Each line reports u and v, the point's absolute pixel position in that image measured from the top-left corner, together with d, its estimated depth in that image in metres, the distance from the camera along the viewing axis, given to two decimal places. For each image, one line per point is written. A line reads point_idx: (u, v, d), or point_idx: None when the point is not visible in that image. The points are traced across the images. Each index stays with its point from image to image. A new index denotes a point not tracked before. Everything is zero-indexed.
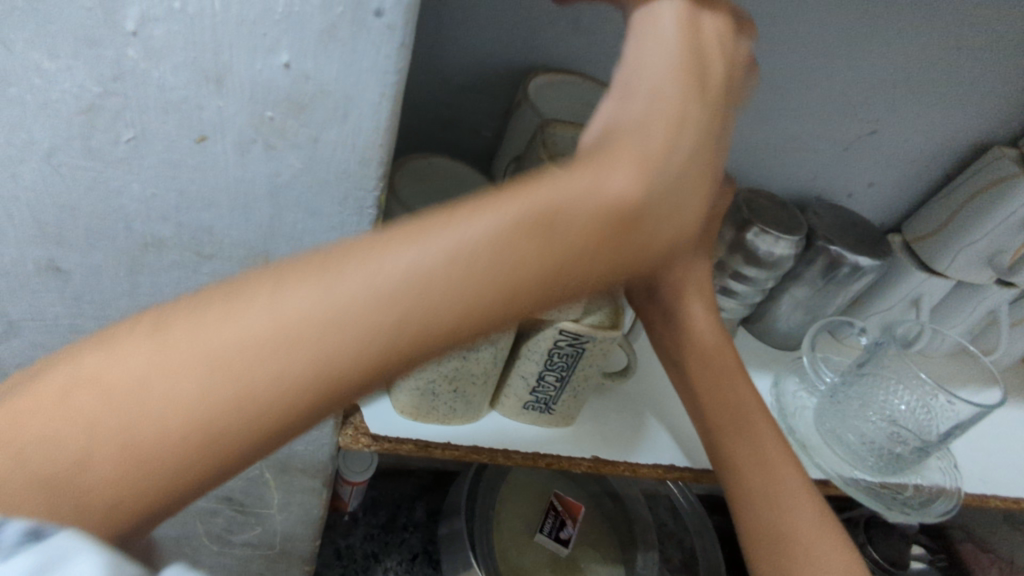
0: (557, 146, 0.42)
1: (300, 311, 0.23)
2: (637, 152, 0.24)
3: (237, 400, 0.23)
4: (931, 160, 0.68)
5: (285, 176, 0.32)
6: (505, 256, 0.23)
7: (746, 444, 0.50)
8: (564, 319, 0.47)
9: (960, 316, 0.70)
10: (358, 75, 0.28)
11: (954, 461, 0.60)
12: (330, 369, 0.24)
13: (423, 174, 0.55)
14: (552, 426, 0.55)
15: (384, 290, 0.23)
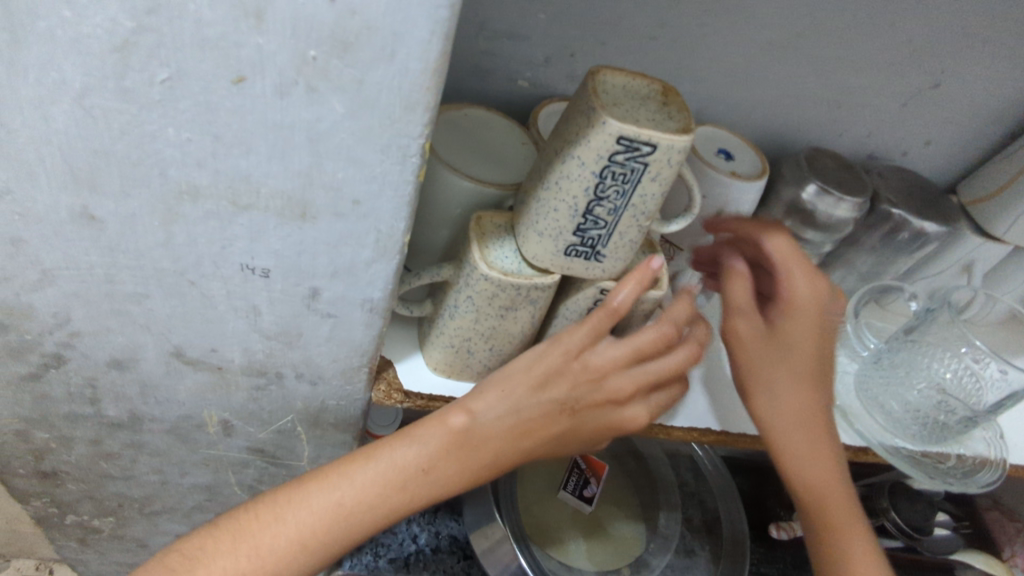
0: (609, 94, 0.40)
1: (426, 467, 0.42)
2: (587, 385, 0.43)
3: (399, 500, 0.41)
4: (996, 118, 0.63)
5: (327, 122, 0.30)
6: (513, 429, 0.42)
7: (816, 487, 0.51)
8: (606, 277, 0.46)
9: (1013, 283, 0.67)
10: (408, 9, 0.26)
11: (1000, 432, 0.58)
12: (415, 494, 0.42)
13: (457, 127, 0.53)
14: None
15: (454, 462, 0.42)
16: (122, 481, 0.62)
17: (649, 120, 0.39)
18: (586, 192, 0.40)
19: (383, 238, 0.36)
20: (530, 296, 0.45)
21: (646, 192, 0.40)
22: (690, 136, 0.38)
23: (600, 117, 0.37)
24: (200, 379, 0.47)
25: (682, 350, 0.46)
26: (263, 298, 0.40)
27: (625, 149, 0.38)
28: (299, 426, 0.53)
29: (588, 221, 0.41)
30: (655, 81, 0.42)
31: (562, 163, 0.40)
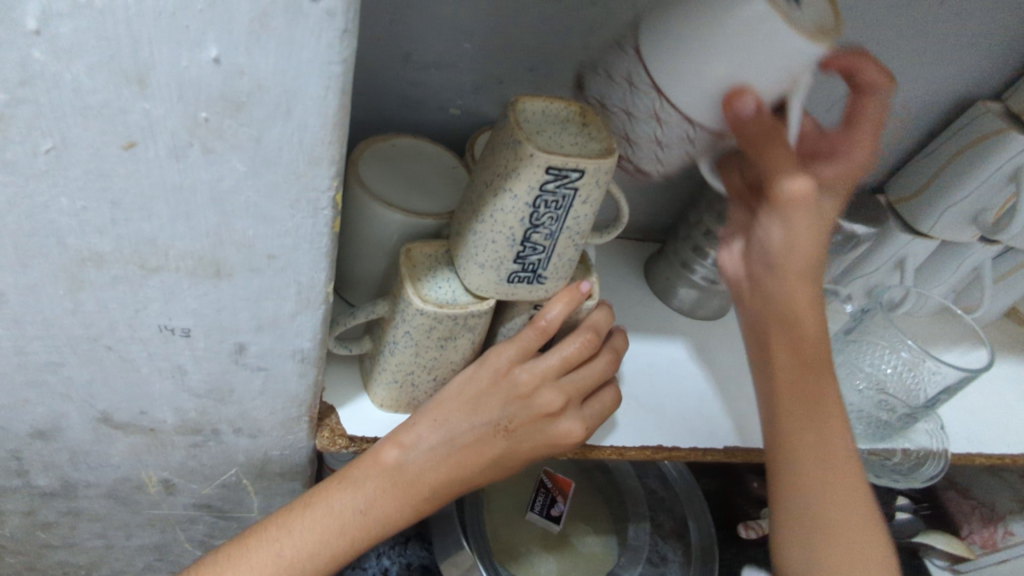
0: (530, 122, 0.40)
1: (363, 508, 0.44)
2: (515, 403, 0.45)
3: (342, 543, 0.44)
4: (915, 118, 0.66)
5: (229, 180, 0.29)
6: (448, 453, 0.45)
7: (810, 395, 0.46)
8: (549, 298, 0.46)
9: (944, 275, 0.70)
10: (297, 66, 0.25)
11: (942, 423, 0.60)
12: (360, 529, 0.44)
13: (385, 157, 0.52)
14: None
15: (392, 493, 0.44)
16: (64, 549, 0.59)
17: (573, 144, 0.39)
18: (521, 222, 0.40)
19: (305, 290, 0.35)
20: (469, 324, 0.45)
21: (579, 215, 0.40)
22: (614, 155, 0.38)
23: (527, 149, 0.37)
24: (132, 441, 0.46)
25: (601, 358, 0.49)
26: (187, 357, 0.39)
27: (555, 177, 0.38)
28: (246, 478, 0.52)
29: (526, 248, 0.41)
30: (573, 103, 0.41)
31: (494, 197, 0.39)
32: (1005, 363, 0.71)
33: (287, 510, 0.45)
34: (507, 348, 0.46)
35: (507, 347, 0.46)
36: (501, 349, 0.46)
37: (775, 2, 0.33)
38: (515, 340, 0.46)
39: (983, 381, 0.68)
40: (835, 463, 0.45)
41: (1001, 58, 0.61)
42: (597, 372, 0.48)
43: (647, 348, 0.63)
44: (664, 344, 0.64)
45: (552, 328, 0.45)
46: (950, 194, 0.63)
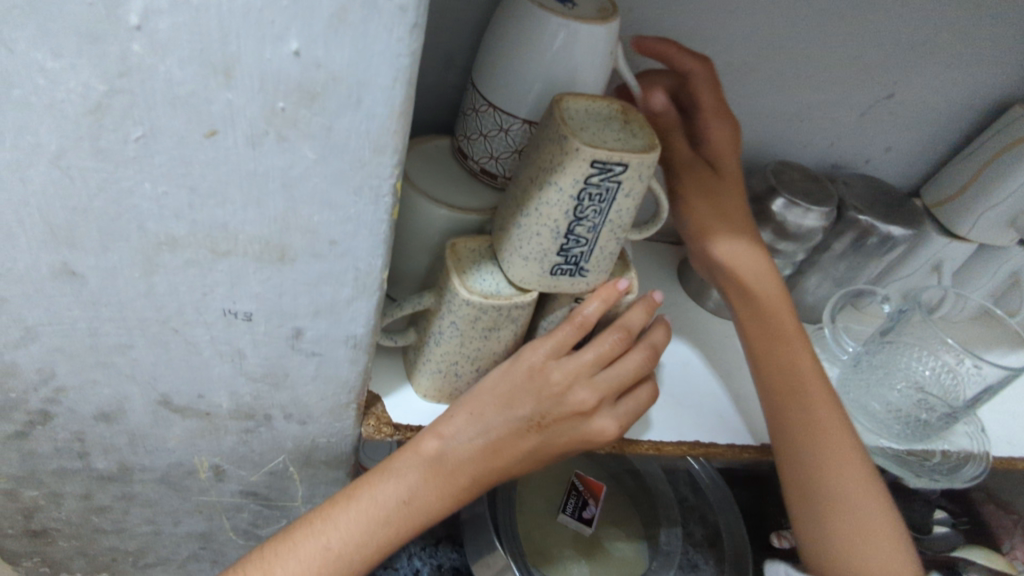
0: (574, 119, 0.41)
1: (405, 498, 0.45)
2: (550, 397, 0.46)
3: (387, 533, 0.45)
4: (951, 122, 0.66)
5: (298, 168, 0.31)
6: (487, 446, 0.46)
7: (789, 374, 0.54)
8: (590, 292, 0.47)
9: (981, 280, 0.69)
10: (369, 59, 0.27)
11: (981, 425, 0.61)
12: (404, 520, 0.45)
13: (428, 158, 0.55)
14: None
15: (433, 482, 0.46)
16: (114, 534, 0.61)
17: (616, 139, 0.40)
18: (566, 215, 0.41)
19: (361, 276, 0.37)
20: (513, 316, 0.46)
21: (622, 208, 0.41)
22: (656, 150, 0.40)
23: (573, 144, 0.38)
24: (188, 425, 0.48)
25: (635, 353, 0.49)
26: (247, 341, 0.41)
27: (600, 171, 0.39)
28: (291, 467, 0.53)
29: (570, 240, 0.42)
30: (614, 102, 0.43)
31: (540, 190, 0.41)
32: None
33: (333, 502, 0.46)
34: (543, 343, 0.47)
35: (543, 342, 0.47)
36: (537, 343, 0.47)
37: (565, 12, 0.46)
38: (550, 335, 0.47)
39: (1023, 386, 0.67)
40: (832, 440, 0.51)
41: None
42: (633, 369, 0.48)
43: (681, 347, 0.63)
44: (698, 345, 0.64)
45: (589, 323, 0.47)
46: (988, 197, 0.63)
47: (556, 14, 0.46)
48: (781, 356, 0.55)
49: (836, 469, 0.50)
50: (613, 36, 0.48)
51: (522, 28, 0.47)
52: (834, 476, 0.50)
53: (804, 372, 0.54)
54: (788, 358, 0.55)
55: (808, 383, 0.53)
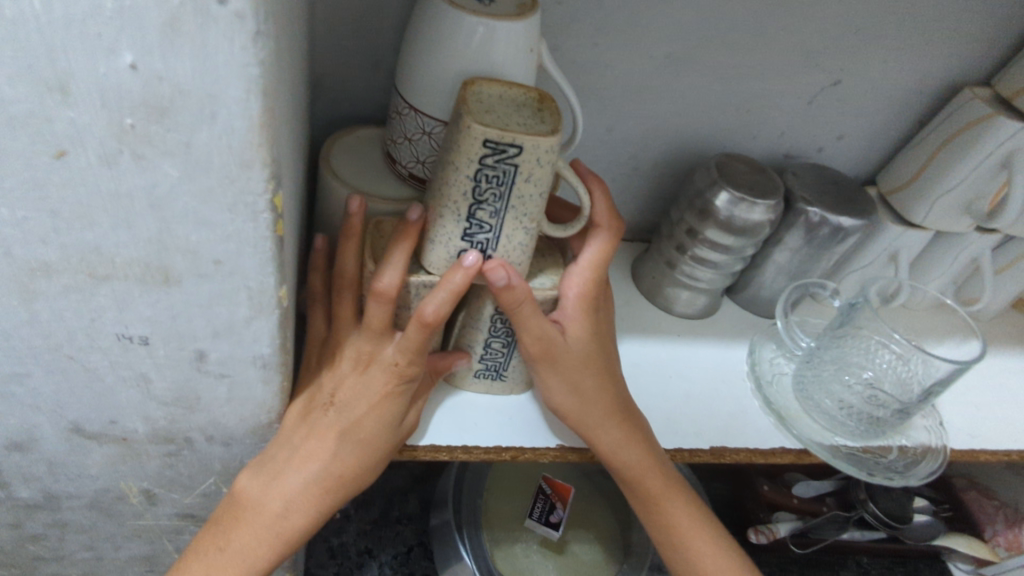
0: (483, 102, 0.41)
1: (263, 492, 0.43)
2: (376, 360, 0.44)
3: (257, 540, 0.43)
4: (903, 106, 0.64)
5: (163, 186, 0.29)
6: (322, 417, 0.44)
7: (613, 440, 0.50)
8: None
9: (941, 267, 0.68)
10: (214, 70, 0.25)
11: (940, 419, 0.59)
12: (270, 522, 0.43)
13: (352, 150, 0.55)
14: (504, 392, 0.55)
15: (282, 469, 0.43)
16: (55, 562, 0.59)
17: (520, 124, 0.40)
18: (465, 196, 0.41)
19: (255, 295, 0.35)
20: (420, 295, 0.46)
21: (524, 194, 0.41)
22: (555, 137, 0.39)
23: (466, 122, 0.38)
24: (106, 451, 0.46)
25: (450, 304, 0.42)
26: (149, 365, 0.39)
27: (493, 152, 0.39)
28: (224, 488, 0.52)
29: (473, 225, 0.42)
30: (533, 90, 0.42)
31: (442, 170, 0.41)
32: (1009, 357, 0.69)
33: (213, 522, 0.45)
34: (387, 336, 0.44)
35: (384, 329, 0.44)
36: (379, 336, 0.44)
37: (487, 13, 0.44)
38: (388, 262, 0.43)
39: (984, 374, 0.66)
40: (662, 498, 0.52)
41: (987, 41, 0.59)
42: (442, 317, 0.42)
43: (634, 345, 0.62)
44: (650, 344, 0.62)
45: (433, 315, 0.42)
46: (940, 184, 0.61)
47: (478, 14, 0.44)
48: (598, 419, 0.50)
49: (674, 531, 0.52)
50: (532, 33, 0.46)
51: (434, 24, 0.46)
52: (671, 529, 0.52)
53: (612, 446, 0.50)
54: (619, 417, 0.50)
55: (624, 453, 0.50)
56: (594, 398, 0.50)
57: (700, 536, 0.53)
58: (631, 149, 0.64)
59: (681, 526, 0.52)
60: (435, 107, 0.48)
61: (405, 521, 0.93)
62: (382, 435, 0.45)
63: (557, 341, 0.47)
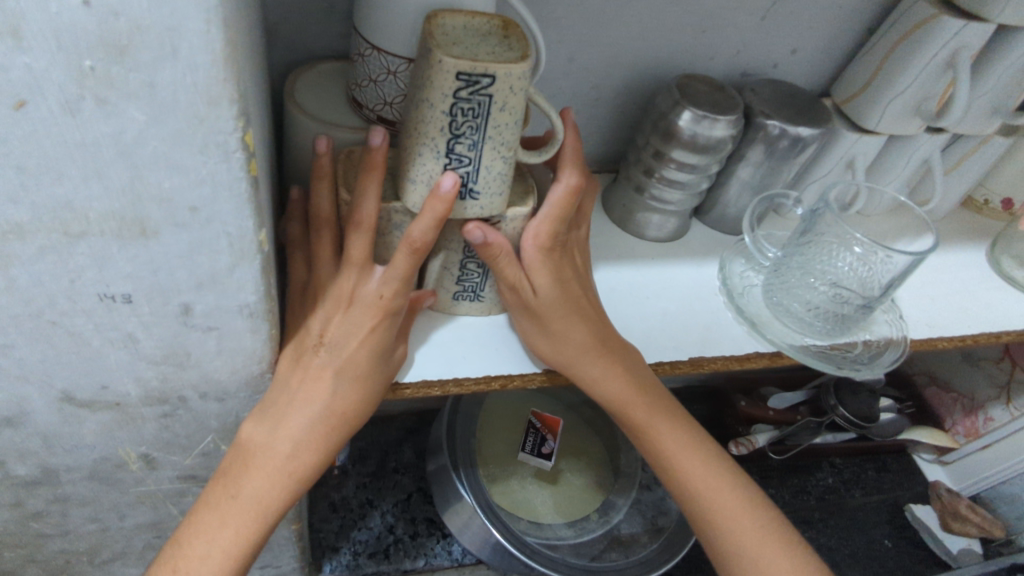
0: (449, 35, 0.41)
1: (270, 438, 0.44)
2: (361, 301, 0.44)
3: (268, 485, 0.44)
4: (852, 15, 0.65)
5: (131, 132, 0.29)
6: (319, 363, 0.44)
7: (599, 377, 0.52)
8: (488, 215, 0.47)
9: (895, 171, 0.71)
10: (171, 1, 0.25)
11: (900, 312, 0.63)
12: (279, 468, 0.44)
13: (313, 96, 0.54)
14: (482, 313, 0.57)
15: (287, 412, 0.44)
16: (60, 537, 0.60)
17: (489, 53, 0.40)
18: (442, 131, 0.41)
19: (235, 241, 0.35)
20: (395, 222, 0.47)
21: (499, 124, 0.41)
22: (525, 61, 0.39)
23: (436, 56, 0.39)
24: (101, 418, 0.46)
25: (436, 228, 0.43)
26: (135, 325, 0.39)
27: (466, 83, 0.39)
28: (224, 445, 0.53)
29: (452, 160, 0.43)
30: (495, 17, 0.43)
31: (418, 109, 0.41)
32: (961, 252, 0.73)
33: (222, 470, 0.46)
34: (369, 269, 0.44)
35: (365, 260, 0.44)
36: (360, 268, 0.44)
37: None
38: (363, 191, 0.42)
39: (939, 270, 0.70)
40: (655, 426, 0.55)
41: None
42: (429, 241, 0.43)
43: (610, 270, 0.64)
44: (626, 270, 0.64)
45: (421, 239, 0.43)
46: (891, 88, 0.63)
47: None
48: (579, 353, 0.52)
49: (668, 456, 0.55)
50: None
51: None
52: (663, 452, 0.55)
53: (596, 381, 0.52)
54: (598, 350, 0.53)
55: (606, 386, 0.53)
56: (576, 340, 0.52)
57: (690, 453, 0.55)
58: (593, 78, 0.64)
59: (673, 451, 0.55)
60: (395, 43, 0.47)
61: (401, 470, 0.95)
62: (376, 368, 0.45)
63: (528, 288, 0.51)
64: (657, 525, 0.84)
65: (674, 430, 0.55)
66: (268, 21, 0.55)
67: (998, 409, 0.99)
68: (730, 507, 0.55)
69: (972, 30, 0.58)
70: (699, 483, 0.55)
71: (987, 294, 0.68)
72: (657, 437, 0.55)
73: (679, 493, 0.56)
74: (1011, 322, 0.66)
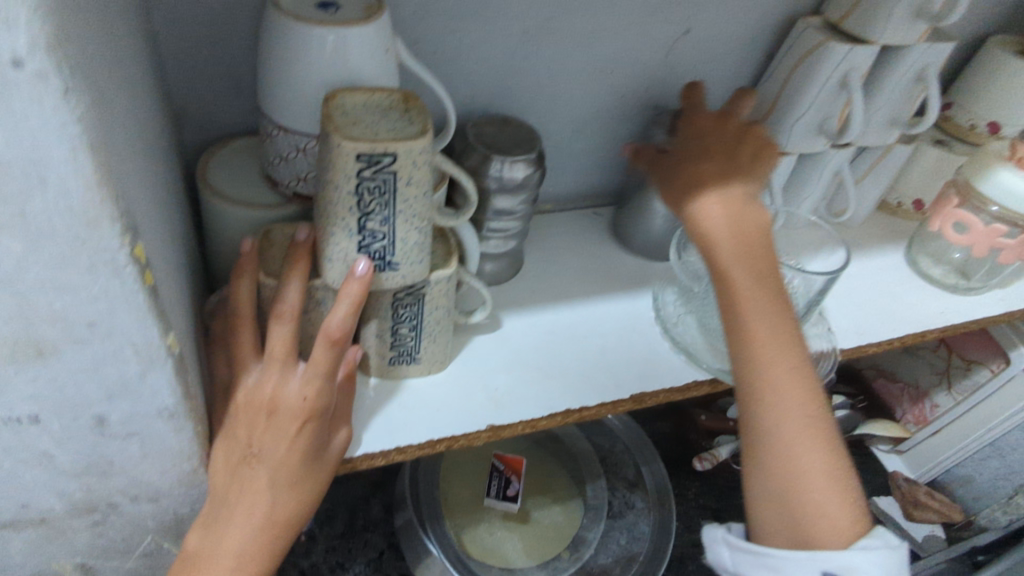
0: (349, 115, 0.42)
1: (215, 551, 0.43)
2: (282, 405, 0.43)
3: None
4: (750, 44, 0.69)
5: (10, 260, 0.28)
6: (252, 471, 0.43)
7: (746, 272, 0.49)
8: (411, 281, 0.47)
9: (811, 185, 0.74)
10: (31, 136, 0.25)
11: (827, 325, 0.65)
12: None
13: (226, 174, 0.54)
14: (423, 373, 0.56)
15: (229, 526, 0.43)
16: None
17: (390, 130, 0.41)
18: (351, 210, 0.42)
19: (141, 349, 0.34)
20: (319, 298, 0.47)
21: (409, 197, 0.42)
22: (425, 137, 0.40)
23: (335, 140, 0.39)
24: (25, 536, 0.44)
25: (348, 315, 0.44)
26: (48, 442, 0.38)
27: (368, 164, 0.40)
28: (165, 543, 0.51)
29: (366, 237, 0.43)
30: (395, 92, 0.44)
31: (325, 190, 0.42)
32: (880, 256, 0.77)
33: None
34: (292, 364, 0.44)
35: (288, 354, 0.44)
36: (284, 363, 0.44)
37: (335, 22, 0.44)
38: (287, 281, 0.44)
39: (861, 276, 0.73)
40: (765, 346, 0.48)
41: None
42: (345, 327, 0.44)
43: (547, 312, 0.65)
44: (562, 309, 0.65)
45: (338, 330, 0.43)
46: (793, 111, 0.66)
47: (320, 24, 0.44)
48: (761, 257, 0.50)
49: (772, 390, 0.47)
50: (385, 34, 0.46)
51: (277, 43, 0.45)
52: (776, 381, 0.47)
53: (743, 277, 0.49)
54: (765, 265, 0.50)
55: (750, 288, 0.49)
56: (731, 234, 0.50)
57: (794, 389, 0.47)
58: None
59: (776, 381, 0.47)
60: (301, 124, 0.48)
61: (369, 529, 0.93)
62: (312, 468, 0.45)
63: (721, 218, 0.50)
64: (631, 552, 0.86)
65: (779, 331, 0.48)
66: (176, 105, 0.55)
67: (942, 395, 1.04)
68: (808, 455, 0.46)
69: (857, 54, 0.62)
70: (791, 429, 0.46)
71: (907, 294, 0.72)
72: (772, 363, 0.47)
73: (763, 445, 0.47)
74: (934, 320, 0.69)
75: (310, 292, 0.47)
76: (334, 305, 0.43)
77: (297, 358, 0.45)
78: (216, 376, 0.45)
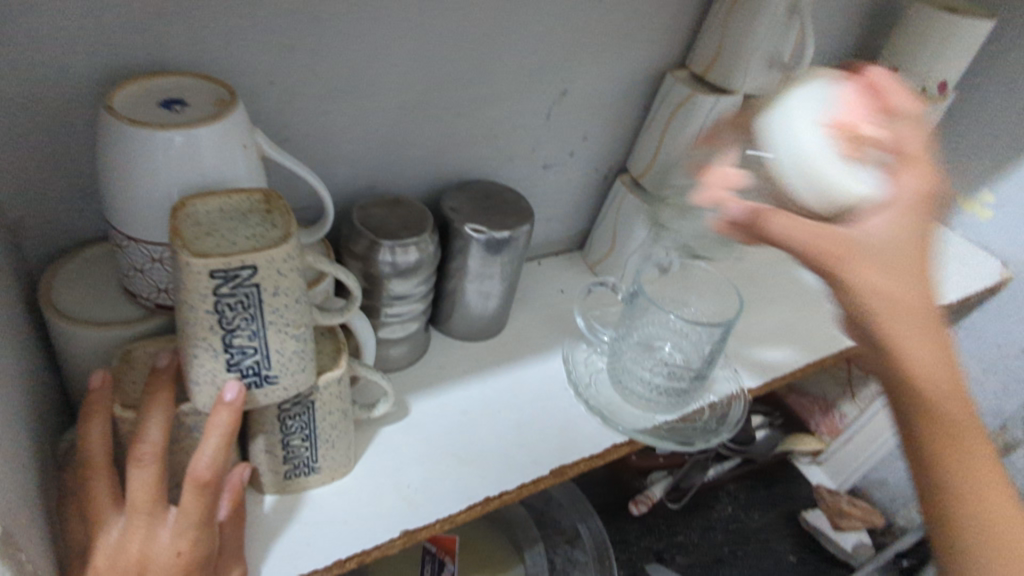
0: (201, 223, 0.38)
1: None
2: (152, 565, 0.38)
3: None
4: (626, 100, 0.70)
5: None
6: None
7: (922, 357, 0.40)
8: (296, 392, 0.43)
9: None
10: None
11: (733, 367, 0.68)
12: None
13: (73, 290, 0.48)
14: (326, 481, 0.51)
15: None
16: None
17: (248, 238, 0.37)
18: (212, 329, 0.37)
19: None
20: (191, 424, 0.42)
21: (278, 307, 0.38)
22: (287, 243, 0.37)
23: (182, 257, 0.35)
24: None
25: (219, 449, 0.39)
26: None
27: (225, 279, 0.36)
28: None
29: (234, 354, 0.39)
30: (254, 192, 0.40)
31: (179, 310, 0.37)
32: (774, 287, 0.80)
33: None
34: (161, 512, 0.39)
35: (154, 503, 0.39)
36: (151, 514, 0.38)
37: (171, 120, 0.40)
38: (148, 416, 0.39)
39: (758, 310, 0.76)
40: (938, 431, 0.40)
41: (671, 32, 0.67)
42: (217, 463, 0.39)
43: (458, 389, 0.62)
44: (472, 384, 0.62)
45: (207, 471, 0.39)
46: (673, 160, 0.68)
47: (150, 125, 0.39)
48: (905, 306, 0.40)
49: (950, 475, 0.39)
50: (239, 130, 0.42)
51: (112, 148, 0.41)
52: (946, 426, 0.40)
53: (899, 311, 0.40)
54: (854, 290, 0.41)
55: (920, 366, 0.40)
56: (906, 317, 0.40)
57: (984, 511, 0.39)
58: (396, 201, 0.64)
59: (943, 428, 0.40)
60: (151, 233, 0.43)
61: None
62: None
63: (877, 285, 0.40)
64: None
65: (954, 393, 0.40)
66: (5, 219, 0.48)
67: (848, 405, 1.09)
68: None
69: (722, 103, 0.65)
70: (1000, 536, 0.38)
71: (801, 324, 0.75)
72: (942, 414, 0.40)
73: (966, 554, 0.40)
74: (829, 346, 0.73)
75: (177, 419, 0.41)
76: (202, 442, 0.39)
77: (167, 502, 0.39)
78: (69, 536, 0.39)
